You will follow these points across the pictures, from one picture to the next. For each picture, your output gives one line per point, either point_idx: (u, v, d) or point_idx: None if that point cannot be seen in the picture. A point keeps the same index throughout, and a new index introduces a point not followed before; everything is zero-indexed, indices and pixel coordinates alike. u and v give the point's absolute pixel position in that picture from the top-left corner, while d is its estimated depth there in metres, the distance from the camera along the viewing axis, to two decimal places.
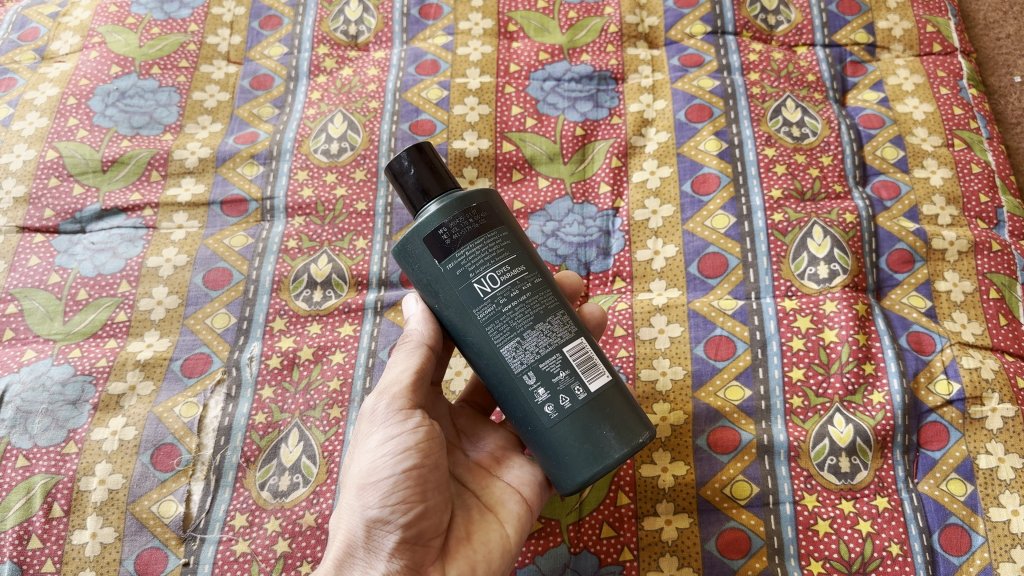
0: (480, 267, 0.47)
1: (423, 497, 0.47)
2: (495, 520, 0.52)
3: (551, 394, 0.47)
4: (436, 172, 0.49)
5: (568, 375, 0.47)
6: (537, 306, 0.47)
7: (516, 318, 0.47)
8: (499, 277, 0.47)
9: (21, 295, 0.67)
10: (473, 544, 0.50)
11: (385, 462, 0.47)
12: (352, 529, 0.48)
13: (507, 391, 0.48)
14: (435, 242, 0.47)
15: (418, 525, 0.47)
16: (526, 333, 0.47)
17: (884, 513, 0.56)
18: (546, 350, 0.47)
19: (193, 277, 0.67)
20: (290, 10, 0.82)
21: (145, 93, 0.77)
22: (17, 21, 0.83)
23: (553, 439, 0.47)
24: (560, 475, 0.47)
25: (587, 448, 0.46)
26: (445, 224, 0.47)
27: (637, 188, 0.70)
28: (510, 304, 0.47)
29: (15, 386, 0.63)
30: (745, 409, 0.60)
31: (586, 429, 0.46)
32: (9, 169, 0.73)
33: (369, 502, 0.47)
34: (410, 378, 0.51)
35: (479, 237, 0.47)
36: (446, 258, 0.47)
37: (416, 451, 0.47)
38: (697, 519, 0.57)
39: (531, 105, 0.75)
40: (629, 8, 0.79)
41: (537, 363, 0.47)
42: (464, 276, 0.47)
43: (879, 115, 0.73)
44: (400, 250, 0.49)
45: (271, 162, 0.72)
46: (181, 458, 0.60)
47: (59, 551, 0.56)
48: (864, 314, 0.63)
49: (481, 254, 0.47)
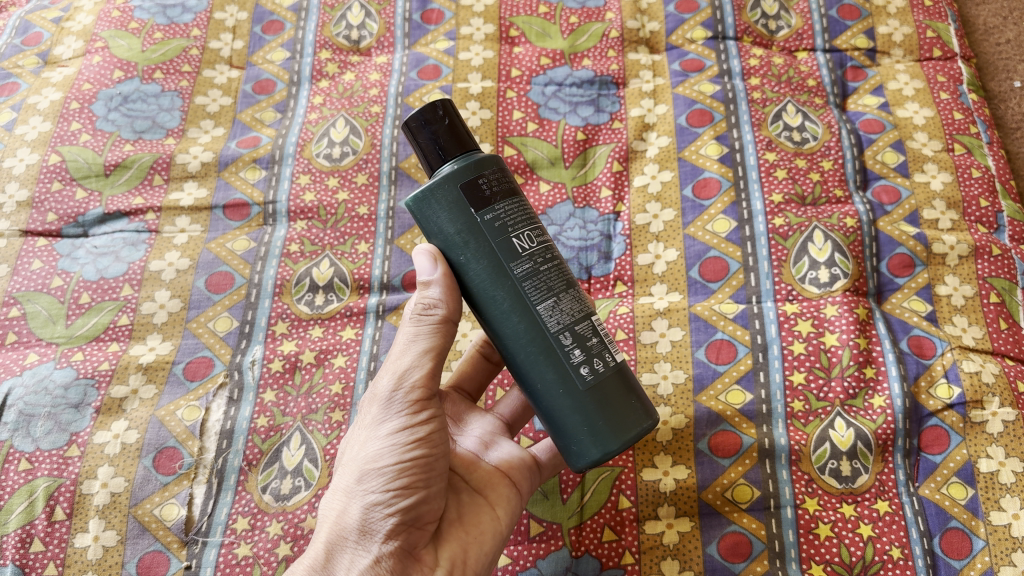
0: (518, 225, 0.48)
1: (427, 483, 0.48)
2: (485, 504, 0.52)
3: (586, 356, 0.47)
4: (461, 127, 0.49)
5: (599, 341, 0.48)
6: (565, 273, 0.49)
7: (551, 280, 0.48)
8: (533, 238, 0.48)
9: (23, 299, 0.67)
10: (464, 527, 0.50)
11: (393, 449, 0.47)
12: (349, 511, 0.47)
13: (536, 352, 0.47)
14: (476, 190, 0.47)
15: (417, 510, 0.47)
16: (560, 295, 0.48)
17: (884, 517, 0.56)
18: (578, 314, 0.48)
19: (195, 281, 0.68)
20: (292, 16, 0.82)
21: (147, 97, 0.77)
22: (20, 25, 0.84)
23: (588, 400, 0.47)
24: (590, 442, 0.47)
25: (621, 411, 0.47)
26: (486, 177, 0.48)
27: (638, 193, 0.70)
28: (546, 265, 0.48)
29: (17, 390, 0.63)
30: (746, 413, 0.60)
31: (620, 394, 0.48)
32: (12, 173, 0.73)
33: (371, 486, 0.47)
34: (431, 363, 0.49)
35: (513, 197, 0.48)
36: (486, 209, 0.47)
37: (425, 442, 0.48)
38: (698, 523, 0.57)
39: (532, 110, 0.75)
40: (630, 14, 0.80)
41: (573, 324, 0.47)
42: (504, 229, 0.47)
43: (880, 120, 0.73)
44: (429, 198, 0.48)
45: (273, 166, 0.73)
46: (183, 462, 0.60)
47: (60, 555, 0.56)
48: (865, 318, 0.63)
49: (518, 213, 0.48)
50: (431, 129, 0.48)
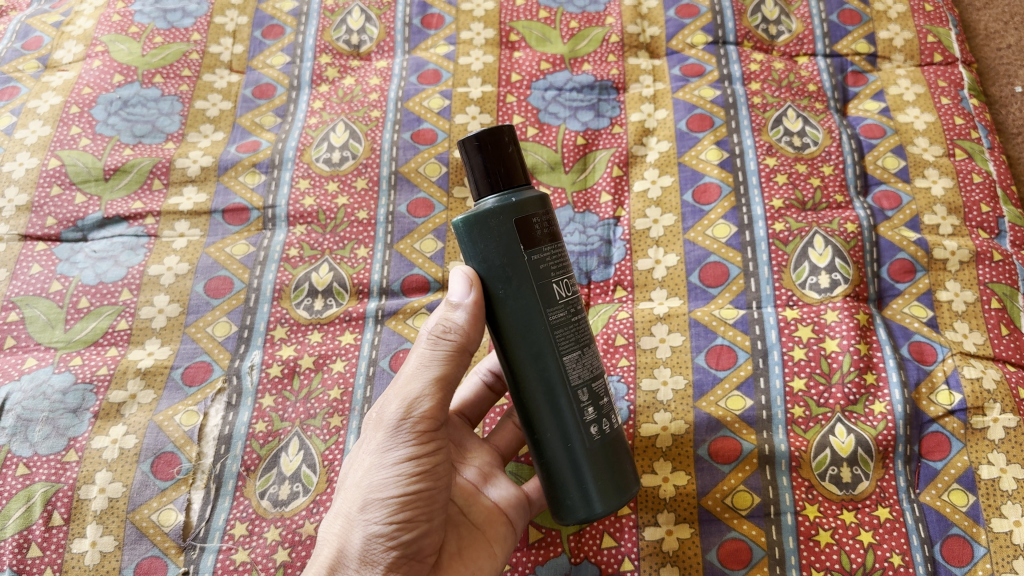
0: (559, 272, 0.48)
1: (430, 516, 0.48)
2: (483, 540, 0.53)
3: (598, 414, 0.48)
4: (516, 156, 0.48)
5: (607, 401, 0.49)
6: (586, 328, 0.49)
7: (579, 333, 0.48)
8: (569, 290, 0.48)
9: (22, 303, 0.67)
10: (463, 561, 0.51)
11: (397, 480, 0.47)
12: (349, 539, 0.47)
13: (555, 401, 0.47)
14: (531, 229, 0.46)
15: (418, 543, 0.48)
16: (583, 350, 0.48)
17: (885, 524, 0.56)
18: (595, 373, 0.49)
19: (194, 285, 0.67)
20: (292, 20, 0.82)
21: (147, 102, 0.77)
22: (20, 30, 0.84)
23: (593, 457, 0.48)
24: (589, 498, 0.48)
25: (618, 474, 0.49)
26: (541, 218, 0.47)
27: (638, 198, 0.70)
28: (575, 317, 0.48)
29: (15, 394, 0.63)
30: (746, 419, 0.60)
31: (618, 457, 0.49)
32: (12, 178, 0.73)
33: (373, 517, 0.47)
34: (439, 393, 0.49)
35: (557, 243, 0.48)
36: (536, 250, 0.47)
37: (429, 474, 0.48)
38: (698, 529, 0.57)
39: (533, 114, 0.75)
40: (630, 19, 0.79)
41: (590, 382, 0.48)
42: (547, 274, 0.47)
43: (880, 125, 0.73)
44: (481, 223, 0.46)
45: (273, 171, 0.73)
46: (181, 467, 0.59)
47: (58, 560, 0.56)
48: (865, 324, 0.63)
49: (561, 260, 0.48)
50: (489, 153, 0.46)
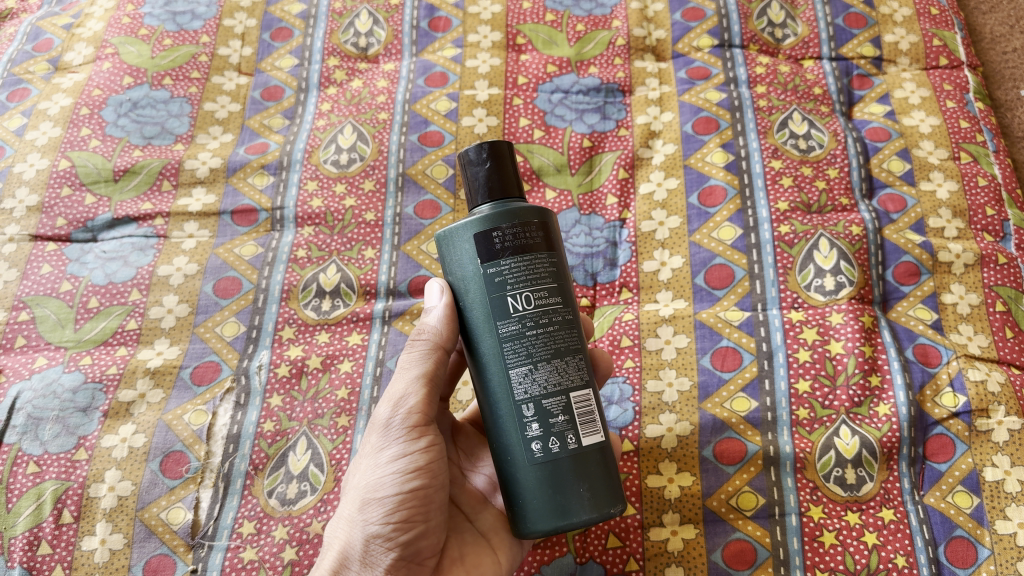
0: (519, 285, 0.46)
1: (426, 517, 0.49)
2: (487, 547, 0.53)
3: (543, 433, 0.45)
4: (508, 173, 0.48)
5: (565, 421, 0.45)
6: (557, 343, 0.46)
7: (536, 346, 0.46)
8: (532, 303, 0.46)
9: (33, 303, 0.68)
10: (465, 567, 0.51)
11: (393, 480, 0.48)
12: (350, 540, 0.48)
13: (502, 414, 0.46)
14: (486, 240, 0.46)
15: (415, 545, 0.49)
16: (540, 365, 0.46)
17: (889, 525, 0.56)
18: (554, 390, 0.46)
19: (203, 285, 0.68)
20: (300, 23, 0.82)
21: (157, 103, 0.78)
22: (31, 32, 0.84)
23: (535, 474, 0.45)
24: (524, 517, 0.46)
25: (561, 498, 0.45)
26: (502, 230, 0.46)
27: (644, 200, 0.71)
28: (535, 330, 0.46)
29: (26, 393, 0.63)
30: (751, 420, 0.60)
31: (569, 482, 0.45)
32: (23, 179, 0.74)
33: (371, 517, 0.48)
34: (424, 390, 0.50)
35: (527, 255, 0.46)
36: (491, 262, 0.46)
37: (424, 472, 0.48)
38: (702, 530, 0.57)
39: (539, 117, 0.75)
40: (637, 22, 0.80)
41: (540, 397, 0.45)
42: (501, 286, 0.46)
43: (886, 129, 0.73)
44: (447, 237, 0.48)
45: (281, 172, 0.73)
46: (190, 466, 0.60)
47: (68, 557, 0.57)
48: (870, 326, 0.63)
49: (524, 271, 0.46)
50: (474, 168, 0.48)
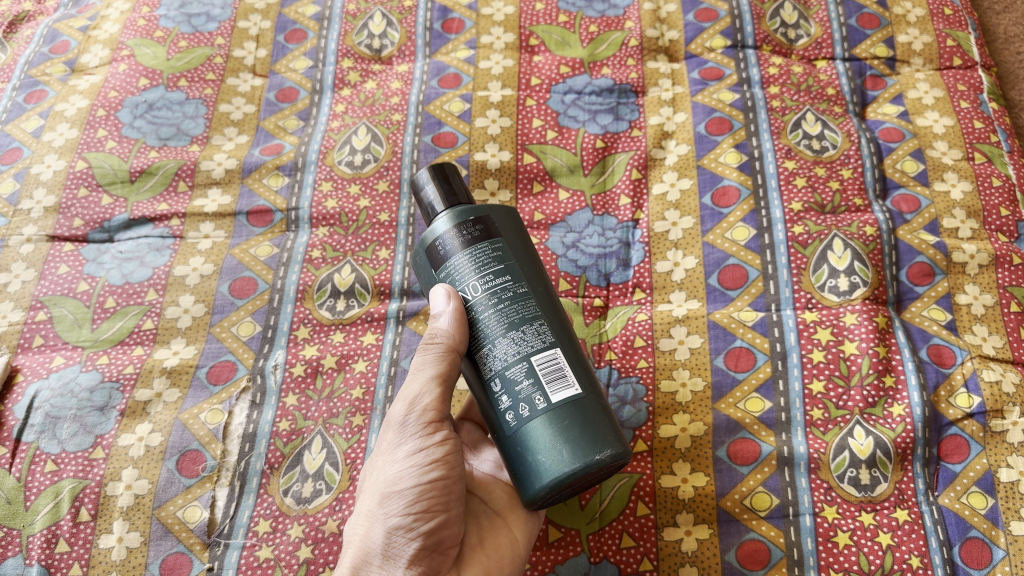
0: (466, 277, 0.50)
1: (446, 507, 0.49)
2: (503, 526, 0.53)
3: (513, 402, 0.47)
4: (457, 190, 0.53)
5: (530, 385, 0.47)
6: (512, 317, 0.49)
7: (491, 326, 0.49)
8: (482, 287, 0.49)
9: (50, 303, 0.68)
10: (485, 551, 0.52)
11: (412, 472, 0.48)
12: (370, 536, 0.48)
13: (484, 399, 0.50)
14: (433, 250, 0.52)
15: (438, 535, 0.49)
16: (499, 341, 0.48)
17: (904, 526, 0.56)
18: (514, 358, 0.48)
19: (219, 285, 0.68)
20: (315, 24, 0.83)
21: (172, 105, 0.78)
22: (48, 34, 0.85)
23: (514, 446, 0.47)
24: (519, 489, 0.48)
25: (541, 458, 0.46)
26: (441, 238, 0.51)
27: (657, 201, 0.71)
28: (488, 312, 0.49)
29: (44, 392, 0.64)
30: (766, 421, 0.60)
31: (545, 441, 0.46)
32: (40, 180, 0.74)
33: (392, 510, 0.48)
34: (440, 389, 0.50)
35: (467, 249, 0.50)
36: (442, 269, 0.51)
37: (442, 463, 0.49)
38: (717, 530, 0.57)
39: (552, 118, 0.75)
40: (649, 23, 0.80)
41: (504, 370, 0.48)
42: (454, 286, 0.50)
43: (899, 129, 0.74)
44: (417, 263, 0.54)
45: (296, 173, 0.74)
46: (206, 465, 0.60)
47: (85, 555, 0.57)
48: (884, 326, 0.63)
49: (469, 265, 0.50)
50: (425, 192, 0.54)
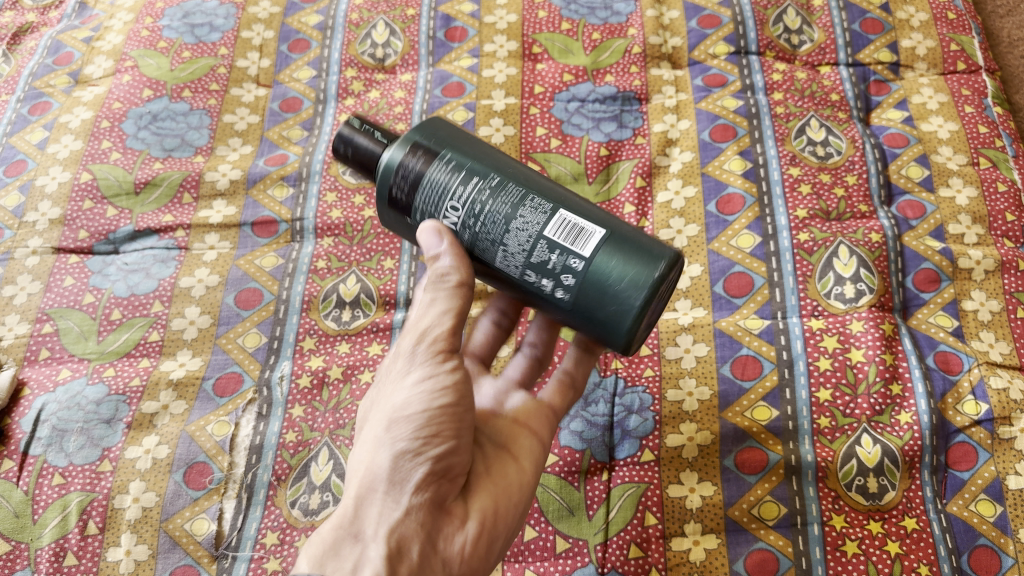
0: (439, 202, 0.45)
1: (458, 433, 0.42)
2: (510, 456, 0.48)
3: (554, 280, 0.44)
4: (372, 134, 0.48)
5: (560, 255, 0.43)
6: (502, 206, 0.44)
7: (489, 229, 0.44)
8: (458, 201, 0.45)
9: (56, 315, 0.68)
10: (493, 480, 0.46)
11: (421, 395, 0.42)
12: (374, 463, 0.41)
13: (524, 294, 0.46)
14: (392, 201, 0.47)
15: (447, 461, 0.42)
16: (506, 238, 0.44)
17: (913, 534, 0.56)
18: (528, 245, 0.44)
19: (224, 297, 0.68)
20: (318, 34, 0.83)
21: (176, 116, 0.78)
22: (51, 45, 0.85)
23: (577, 314, 0.44)
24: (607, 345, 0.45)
25: (615, 299, 0.43)
26: (393, 180, 0.46)
27: (662, 208, 0.71)
28: (478, 217, 0.44)
29: (51, 405, 0.64)
30: (773, 429, 0.60)
31: (605, 290, 0.43)
32: (45, 192, 0.74)
33: (399, 435, 0.41)
34: (454, 322, 0.44)
35: (423, 176, 0.45)
36: (412, 212, 0.46)
37: (456, 390, 0.43)
38: (725, 539, 0.57)
39: (556, 126, 0.75)
40: (652, 30, 0.80)
41: (527, 259, 0.44)
42: (432, 218, 0.46)
43: (904, 135, 0.74)
44: (388, 225, 0.49)
45: (301, 184, 0.73)
46: (213, 477, 0.60)
47: (93, 568, 0.57)
48: (891, 334, 0.63)
49: (430, 195, 0.45)
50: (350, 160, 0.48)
